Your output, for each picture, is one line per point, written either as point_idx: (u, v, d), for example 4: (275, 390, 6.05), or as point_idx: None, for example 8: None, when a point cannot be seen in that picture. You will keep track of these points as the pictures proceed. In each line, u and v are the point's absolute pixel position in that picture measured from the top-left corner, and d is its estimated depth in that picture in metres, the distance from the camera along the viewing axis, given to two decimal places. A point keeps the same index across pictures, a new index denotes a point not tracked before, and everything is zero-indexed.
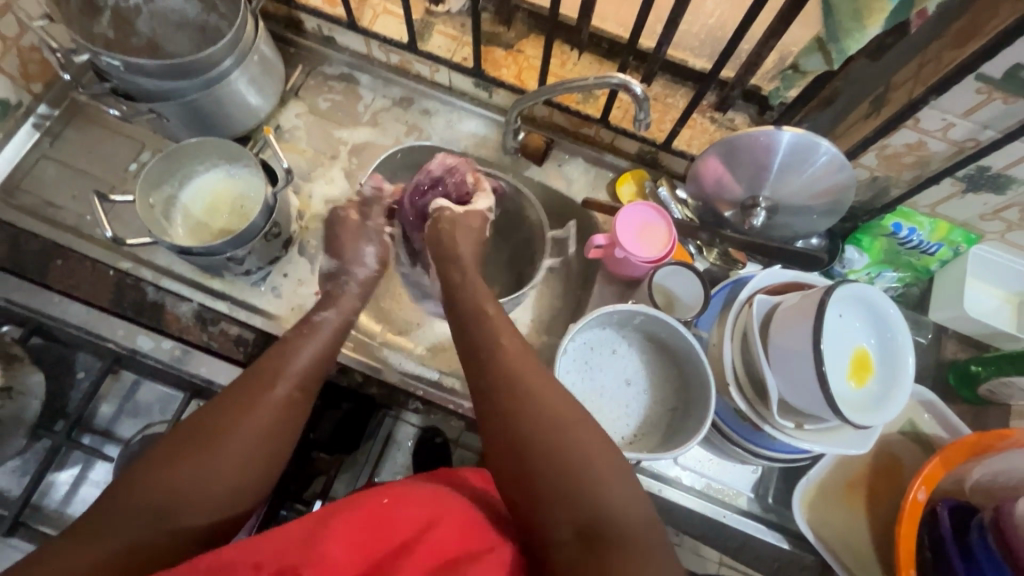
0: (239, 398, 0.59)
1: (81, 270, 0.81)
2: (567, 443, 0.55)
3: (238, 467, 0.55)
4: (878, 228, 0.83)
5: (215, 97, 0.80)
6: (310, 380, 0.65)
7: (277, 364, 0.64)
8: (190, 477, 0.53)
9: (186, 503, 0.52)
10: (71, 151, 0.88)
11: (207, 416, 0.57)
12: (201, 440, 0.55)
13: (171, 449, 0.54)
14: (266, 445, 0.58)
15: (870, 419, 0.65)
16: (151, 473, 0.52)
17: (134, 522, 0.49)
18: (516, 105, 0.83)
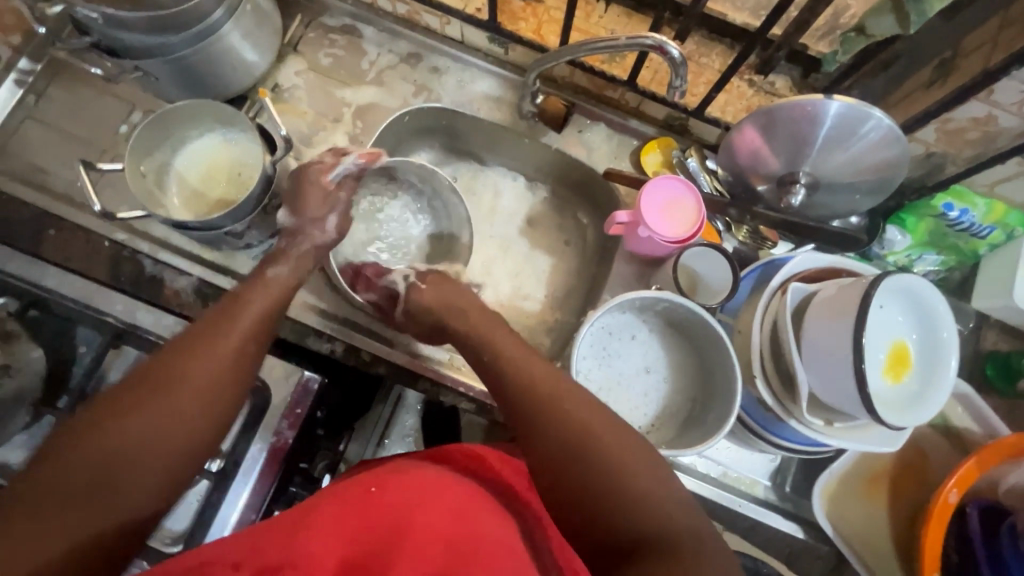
0: (180, 353, 0.54)
1: (76, 242, 0.78)
2: (609, 455, 0.52)
3: (179, 426, 0.51)
4: (927, 207, 0.76)
5: (206, 53, 0.73)
6: (262, 330, 0.60)
7: (220, 320, 0.58)
8: (125, 441, 0.48)
9: (122, 468, 0.47)
10: (56, 111, 0.82)
11: (139, 374, 0.52)
12: (133, 400, 0.50)
13: (100, 413, 0.49)
14: (214, 399, 0.53)
15: (906, 419, 0.61)
16: (76, 442, 0.47)
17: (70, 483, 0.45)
18: (535, 65, 0.76)
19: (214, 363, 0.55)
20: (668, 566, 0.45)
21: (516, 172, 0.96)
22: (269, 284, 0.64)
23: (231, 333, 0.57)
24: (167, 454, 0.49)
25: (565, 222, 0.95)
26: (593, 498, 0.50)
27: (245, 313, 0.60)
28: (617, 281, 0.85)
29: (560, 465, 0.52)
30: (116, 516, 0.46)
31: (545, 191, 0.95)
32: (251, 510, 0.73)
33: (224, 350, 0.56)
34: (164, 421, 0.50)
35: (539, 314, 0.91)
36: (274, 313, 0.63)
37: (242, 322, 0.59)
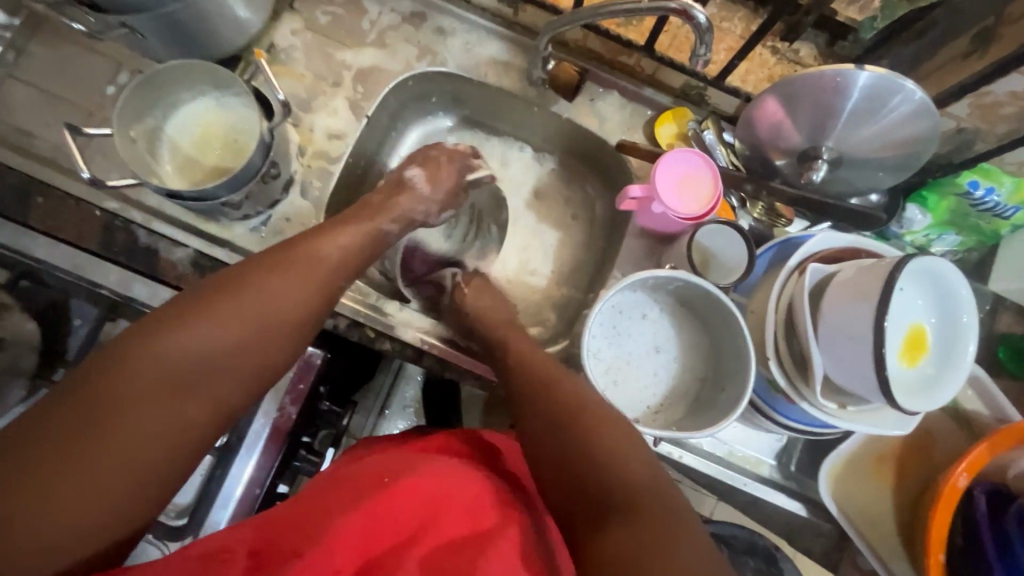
0: (265, 273, 0.55)
1: (66, 210, 0.74)
2: (591, 435, 0.54)
3: (262, 344, 0.53)
4: (951, 185, 0.73)
5: (196, 8, 0.68)
6: (344, 265, 0.61)
7: (294, 257, 0.58)
8: (210, 351, 0.50)
9: (208, 375, 0.50)
10: (38, 71, 0.77)
11: (225, 284, 0.53)
12: (221, 309, 0.52)
13: (187, 315, 0.50)
14: (293, 323, 0.56)
15: (921, 404, 0.60)
16: (166, 341, 0.48)
17: (141, 387, 0.46)
18: (550, 27, 0.70)
19: (299, 290, 0.56)
20: (636, 534, 0.46)
21: (523, 142, 0.92)
22: (355, 226, 0.65)
23: (316, 266, 0.59)
24: (247, 369, 0.52)
25: (573, 195, 0.92)
26: (571, 469, 0.53)
27: (321, 245, 0.60)
28: (626, 258, 0.83)
29: (546, 439, 0.56)
30: (178, 430, 0.48)
31: (552, 162, 0.92)
32: (255, 485, 0.72)
33: (307, 280, 0.57)
34: (248, 338, 0.52)
35: (546, 290, 0.89)
36: (357, 256, 0.63)
37: (326, 256, 0.60)
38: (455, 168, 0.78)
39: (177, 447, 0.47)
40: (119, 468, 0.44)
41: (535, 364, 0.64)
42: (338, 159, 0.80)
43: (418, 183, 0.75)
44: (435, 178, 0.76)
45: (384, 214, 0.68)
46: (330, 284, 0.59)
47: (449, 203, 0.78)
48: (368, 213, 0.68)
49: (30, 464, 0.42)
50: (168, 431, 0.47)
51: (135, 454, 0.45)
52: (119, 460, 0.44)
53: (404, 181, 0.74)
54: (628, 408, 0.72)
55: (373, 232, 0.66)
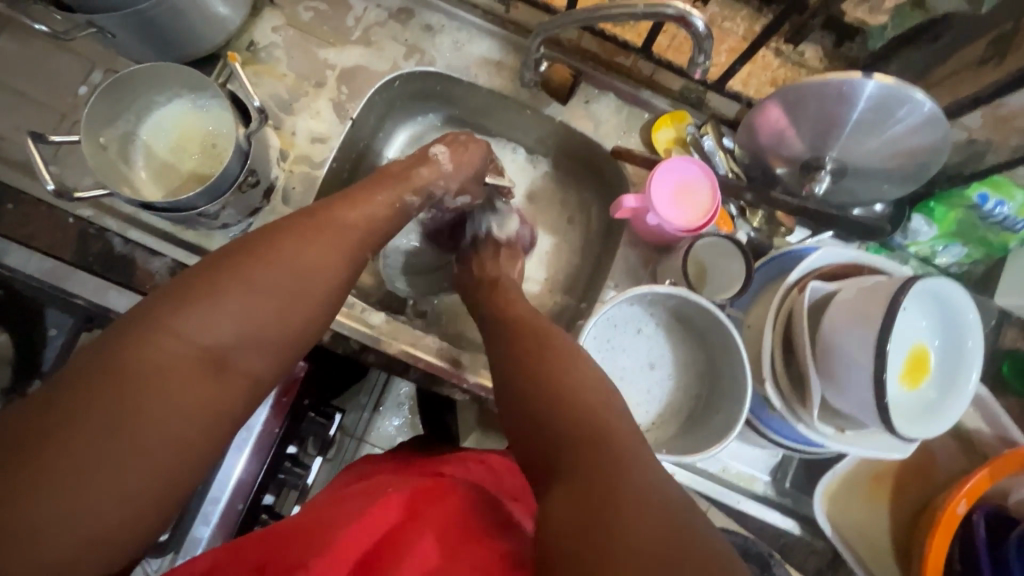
0: (294, 238, 0.51)
1: (38, 217, 0.72)
2: (548, 392, 0.50)
3: (296, 316, 0.49)
4: (959, 197, 0.70)
5: (170, 7, 0.64)
6: (370, 235, 0.58)
7: (317, 225, 0.53)
8: (243, 323, 0.45)
9: (242, 349, 0.45)
10: (6, 70, 0.74)
11: (250, 248, 0.48)
12: (250, 276, 0.47)
13: (213, 282, 0.45)
14: (327, 293, 0.52)
15: (921, 430, 0.58)
16: (196, 311, 0.43)
17: (167, 360, 0.41)
18: (542, 28, 0.67)
19: (330, 257, 0.52)
20: (583, 477, 0.41)
21: (515, 144, 0.89)
22: (376, 196, 0.61)
23: (345, 234, 0.55)
24: (280, 342, 0.48)
25: (568, 199, 0.89)
26: (540, 427, 0.48)
27: (345, 211, 0.57)
28: (621, 268, 0.79)
29: (515, 409, 0.52)
30: (208, 405, 0.43)
31: (546, 164, 0.89)
32: (238, 500, 0.70)
33: (337, 246, 0.53)
34: (283, 309, 0.48)
35: (539, 297, 0.87)
36: (378, 228, 0.60)
37: (352, 224, 0.56)
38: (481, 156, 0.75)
39: (211, 428, 0.43)
40: (151, 452, 0.39)
41: (521, 327, 0.61)
42: (322, 163, 0.77)
43: (442, 160, 0.70)
44: (459, 160, 0.72)
45: (406, 184, 0.65)
46: (360, 252, 0.56)
47: (467, 188, 0.74)
48: (383, 183, 0.63)
49: (51, 452, 0.36)
50: (204, 410, 0.42)
51: (170, 437, 0.40)
52: (155, 443, 0.39)
53: (428, 157, 0.70)
54: None
55: (394, 204, 0.62)
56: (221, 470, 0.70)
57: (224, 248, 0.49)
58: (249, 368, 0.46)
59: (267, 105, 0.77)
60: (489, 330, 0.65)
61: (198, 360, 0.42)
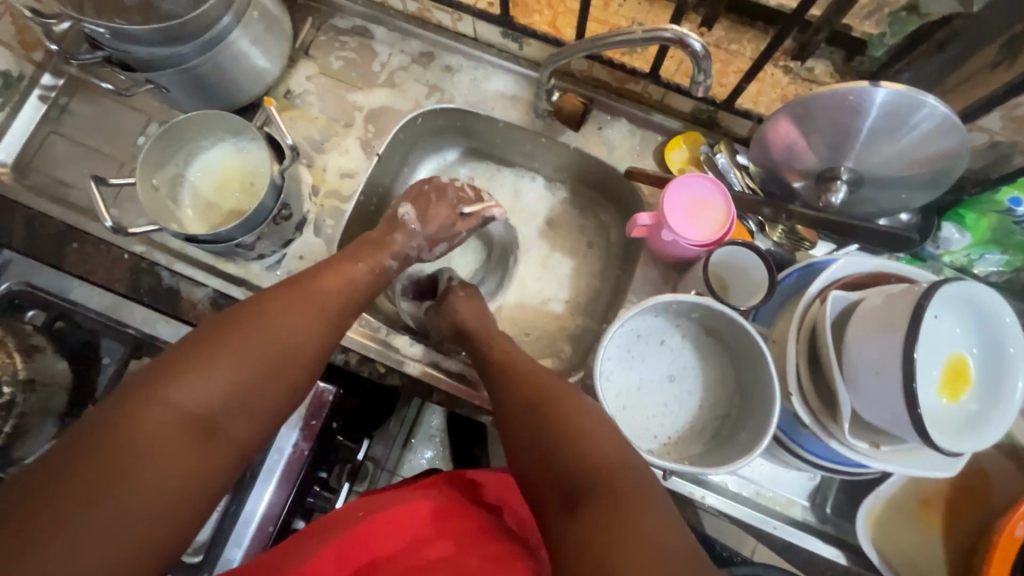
0: (276, 309, 0.56)
1: (97, 254, 0.79)
2: (559, 426, 0.52)
3: (277, 381, 0.53)
4: (990, 203, 0.68)
5: (215, 62, 0.72)
6: (349, 303, 0.63)
7: (300, 296, 0.58)
8: (226, 392, 0.49)
9: (225, 415, 0.49)
10: (78, 126, 0.83)
11: (236, 320, 0.53)
12: (234, 348, 0.51)
13: (200, 355, 0.50)
14: (309, 356, 0.56)
15: (963, 444, 0.55)
16: (183, 381, 0.48)
17: (157, 431, 0.45)
18: (550, 60, 0.71)
19: (309, 326, 0.57)
20: (607, 510, 0.44)
21: (532, 172, 0.92)
22: (354, 262, 0.66)
23: (325, 301, 0.60)
24: (262, 406, 0.52)
25: (587, 223, 0.91)
26: (546, 455, 0.51)
27: (328, 283, 0.62)
28: (641, 285, 0.80)
29: (530, 444, 0.53)
30: (198, 471, 0.46)
31: (563, 191, 0.91)
32: (268, 522, 0.71)
33: (315, 315, 0.58)
34: (265, 373, 0.52)
35: (560, 318, 0.88)
36: (363, 292, 0.65)
37: (333, 291, 0.62)
38: (447, 203, 0.79)
39: (195, 492, 0.46)
40: (136, 517, 0.42)
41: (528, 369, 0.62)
42: (350, 197, 0.82)
43: (409, 223, 0.75)
44: (427, 214, 0.77)
45: (383, 250, 0.70)
46: (338, 319, 0.61)
47: (441, 236, 0.78)
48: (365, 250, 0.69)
49: (45, 519, 0.40)
50: (189, 476, 0.46)
51: (155, 501, 0.43)
52: (139, 509, 0.43)
53: (398, 220, 0.75)
54: (638, 438, 0.69)
55: (376, 271, 0.68)
56: (253, 490, 0.71)
57: (213, 321, 0.54)
58: (233, 433, 0.49)
59: (301, 146, 0.83)
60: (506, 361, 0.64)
61: (187, 429, 0.46)
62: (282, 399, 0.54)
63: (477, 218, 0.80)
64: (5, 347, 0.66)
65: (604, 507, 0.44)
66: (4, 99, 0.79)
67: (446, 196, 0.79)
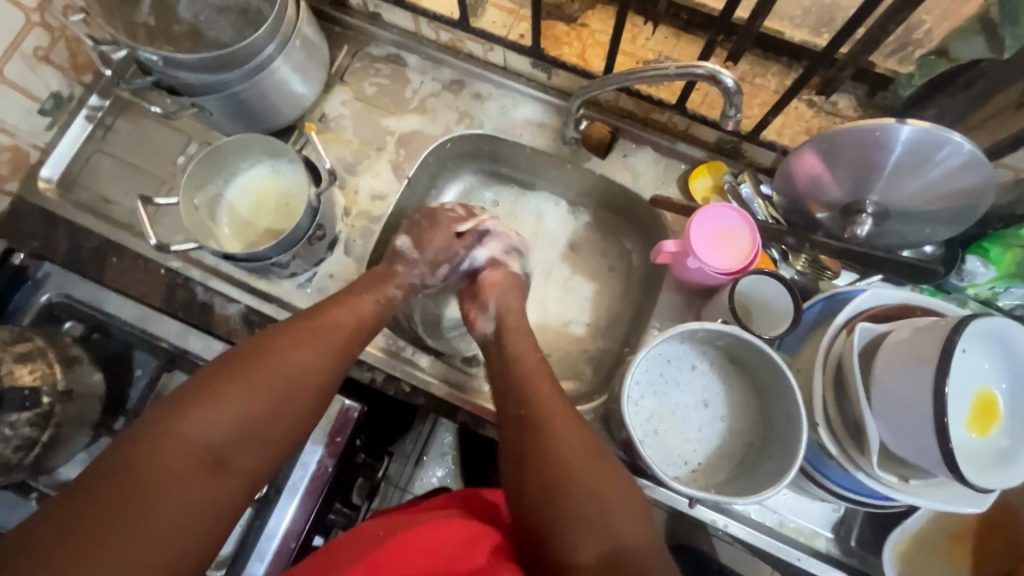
0: (283, 342, 0.59)
1: (135, 269, 0.81)
2: (590, 499, 0.53)
3: (284, 410, 0.55)
4: (1016, 237, 0.68)
5: (259, 88, 0.75)
6: (357, 335, 0.65)
7: (306, 328, 0.61)
8: (235, 424, 0.52)
9: (234, 446, 0.51)
10: (121, 145, 0.86)
11: (244, 355, 0.56)
12: (243, 382, 0.54)
13: (210, 389, 0.53)
14: (316, 389, 0.58)
15: (994, 481, 0.55)
16: (195, 416, 0.51)
17: (172, 461, 0.48)
18: (582, 91, 0.73)
19: (316, 357, 0.60)
20: None
21: (556, 196, 0.94)
22: (362, 297, 0.68)
23: (331, 334, 0.62)
24: (270, 437, 0.54)
25: (609, 247, 0.92)
26: (570, 523, 0.52)
27: (338, 317, 0.64)
28: (665, 311, 0.81)
29: (543, 501, 0.54)
30: (210, 498, 0.49)
31: (587, 215, 0.93)
32: (291, 537, 0.71)
33: (323, 345, 0.61)
34: (272, 403, 0.55)
35: (583, 340, 0.88)
36: (372, 324, 0.68)
37: (342, 325, 0.64)
38: (441, 225, 0.78)
39: (207, 518, 0.48)
40: (145, 545, 0.45)
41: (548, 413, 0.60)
42: (380, 218, 0.84)
43: (408, 252, 0.76)
44: (423, 240, 0.77)
45: (388, 282, 0.72)
46: (346, 350, 0.62)
47: (441, 258, 0.78)
48: (372, 283, 0.71)
49: (69, 548, 0.43)
50: (199, 502, 0.48)
51: (163, 529, 0.46)
52: (154, 536, 0.45)
53: (395, 252, 0.76)
54: (663, 465, 0.70)
55: (381, 301, 0.70)
56: (278, 505, 0.72)
57: (225, 358, 0.57)
58: (242, 463, 0.52)
59: (334, 168, 0.86)
60: (524, 399, 0.62)
61: (199, 459, 0.49)
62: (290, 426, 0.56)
63: (471, 235, 0.80)
64: (46, 358, 0.68)
65: None
66: (54, 118, 0.83)
67: (439, 219, 0.79)
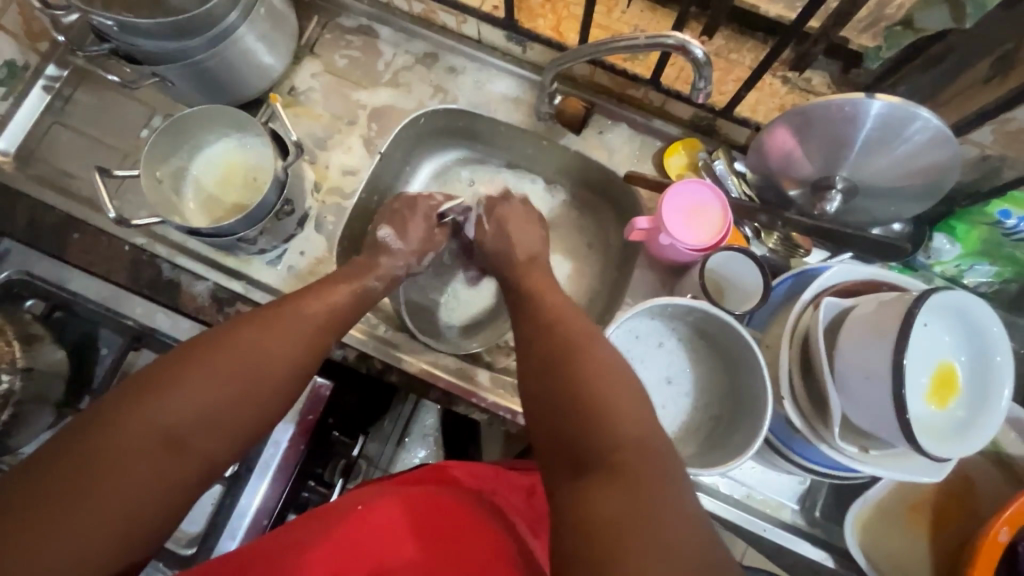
0: (257, 327, 0.57)
1: (98, 246, 0.79)
2: (578, 380, 0.51)
3: (255, 395, 0.53)
4: (980, 213, 0.70)
5: (222, 57, 0.72)
6: (331, 323, 0.63)
7: (280, 314, 0.59)
8: (199, 406, 0.49)
9: (196, 430, 0.49)
10: (80, 117, 0.83)
11: (218, 338, 0.54)
12: (208, 364, 0.51)
13: (178, 369, 0.50)
14: (289, 375, 0.57)
15: (950, 450, 0.56)
16: (156, 397, 0.48)
17: (134, 438, 0.46)
18: (554, 64, 0.72)
19: (289, 344, 0.58)
20: (620, 484, 0.43)
21: (532, 174, 0.93)
22: (336, 288, 0.66)
23: (306, 322, 0.60)
24: (235, 420, 0.52)
25: (585, 225, 0.91)
26: (560, 404, 0.51)
27: (315, 306, 0.63)
28: (639, 289, 0.81)
29: (539, 389, 0.54)
30: (171, 478, 0.47)
31: (563, 193, 0.92)
32: (264, 515, 0.71)
33: (298, 333, 0.59)
34: (242, 386, 0.53)
35: None
36: (346, 311, 0.66)
37: (314, 313, 0.62)
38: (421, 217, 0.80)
39: (168, 497, 0.47)
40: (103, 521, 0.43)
41: (558, 326, 0.60)
42: (351, 194, 0.83)
43: (391, 243, 0.76)
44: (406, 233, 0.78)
45: (370, 272, 0.72)
46: (318, 338, 0.61)
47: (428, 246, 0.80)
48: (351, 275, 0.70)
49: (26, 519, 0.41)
50: (162, 482, 0.47)
51: (122, 507, 0.44)
52: (112, 511, 0.44)
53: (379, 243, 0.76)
54: None
55: (357, 291, 0.68)
56: (250, 484, 0.71)
57: (197, 338, 0.55)
58: (203, 444, 0.49)
59: (304, 143, 0.84)
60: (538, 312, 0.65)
61: (161, 437, 0.47)
62: (260, 414, 0.54)
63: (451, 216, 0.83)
64: (5, 336, 0.66)
65: (606, 484, 0.43)
66: (9, 88, 0.80)
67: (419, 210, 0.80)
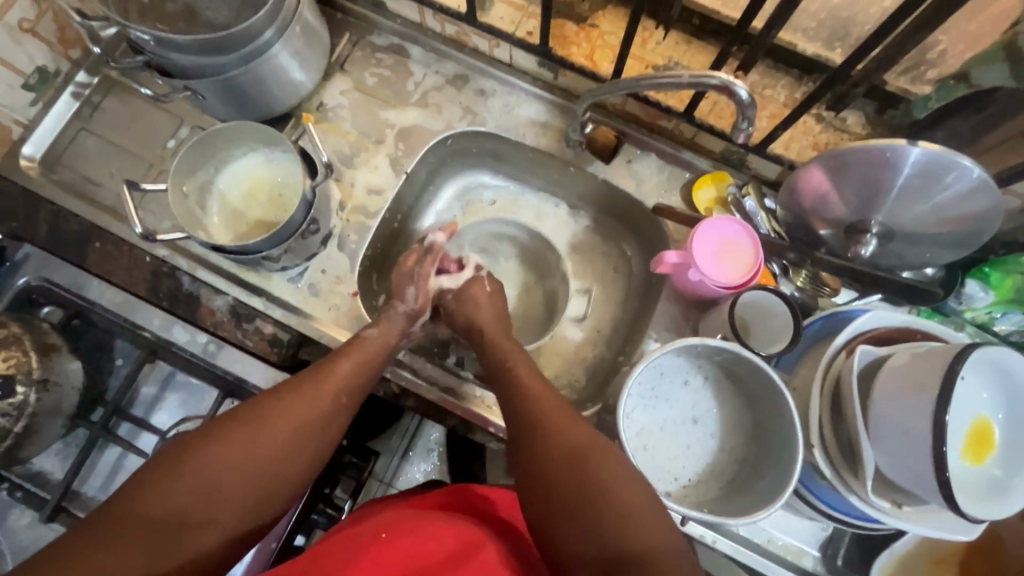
0: (283, 400, 0.57)
1: (118, 256, 0.77)
2: (585, 475, 0.52)
3: (277, 472, 0.53)
4: (1016, 263, 0.68)
5: (255, 74, 0.72)
6: (356, 391, 0.62)
7: (307, 383, 0.59)
8: (217, 485, 0.50)
9: (207, 509, 0.49)
10: (107, 124, 0.83)
11: (243, 413, 0.54)
12: (229, 442, 0.52)
13: (201, 445, 0.51)
14: (306, 448, 0.56)
15: (987, 511, 0.54)
16: (173, 480, 0.49)
17: (154, 519, 0.47)
18: (589, 95, 0.71)
19: (312, 415, 0.57)
20: None
21: (557, 198, 0.92)
22: (361, 350, 0.66)
23: (332, 391, 0.60)
24: (254, 498, 0.52)
25: (608, 252, 0.90)
26: (569, 495, 0.51)
27: (338, 370, 0.62)
28: (663, 321, 0.80)
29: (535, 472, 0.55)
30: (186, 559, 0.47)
31: (587, 219, 0.91)
32: (273, 539, 0.70)
33: (323, 404, 0.58)
34: (264, 464, 0.53)
35: (580, 346, 0.87)
36: (372, 376, 0.65)
37: (339, 380, 0.61)
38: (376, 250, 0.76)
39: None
40: None
41: (544, 401, 0.60)
42: (376, 214, 0.82)
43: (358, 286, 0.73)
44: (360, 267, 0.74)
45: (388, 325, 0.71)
46: (343, 406, 0.60)
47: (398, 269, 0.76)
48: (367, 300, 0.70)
49: None
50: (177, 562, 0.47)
51: None
52: None
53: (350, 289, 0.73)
54: (657, 479, 0.69)
55: (382, 349, 0.68)
56: None
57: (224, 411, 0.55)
58: (220, 522, 0.50)
59: (331, 160, 0.83)
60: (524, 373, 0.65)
61: (180, 517, 0.48)
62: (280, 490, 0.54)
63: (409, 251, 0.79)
64: (21, 346, 0.66)
65: None
66: (38, 94, 0.79)
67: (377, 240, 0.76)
